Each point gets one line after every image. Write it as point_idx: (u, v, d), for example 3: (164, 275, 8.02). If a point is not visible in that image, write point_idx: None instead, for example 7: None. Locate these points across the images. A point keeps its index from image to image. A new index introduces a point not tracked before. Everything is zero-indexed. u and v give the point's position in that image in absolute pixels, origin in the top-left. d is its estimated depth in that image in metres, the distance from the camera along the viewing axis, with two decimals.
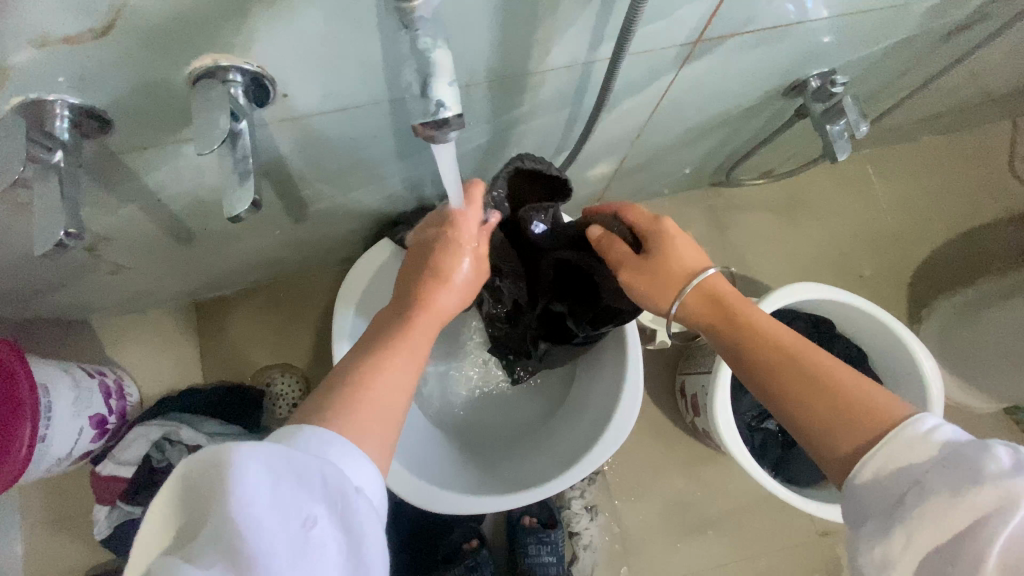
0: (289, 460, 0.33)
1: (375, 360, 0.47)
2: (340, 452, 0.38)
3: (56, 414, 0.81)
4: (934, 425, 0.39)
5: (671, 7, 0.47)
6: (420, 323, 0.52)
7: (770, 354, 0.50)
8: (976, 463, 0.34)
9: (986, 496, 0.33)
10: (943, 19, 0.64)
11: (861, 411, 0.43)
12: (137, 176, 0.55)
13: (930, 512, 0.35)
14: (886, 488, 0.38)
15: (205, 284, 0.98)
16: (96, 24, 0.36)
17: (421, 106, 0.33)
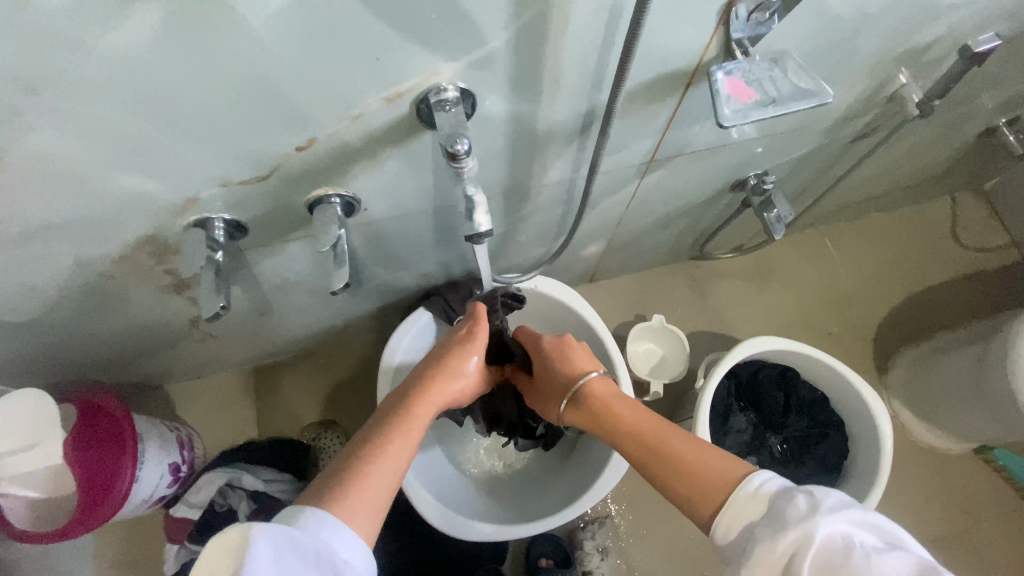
0: (288, 540, 0.44)
1: (366, 459, 0.56)
2: (331, 529, 0.47)
3: (149, 459, 0.98)
4: (763, 480, 0.50)
5: (626, 143, 0.69)
6: (418, 414, 0.64)
7: (641, 440, 0.62)
8: (788, 513, 0.46)
9: (792, 534, 0.44)
10: (842, 133, 0.85)
11: (711, 481, 0.53)
12: (249, 265, 0.76)
13: (768, 556, 0.45)
14: (738, 541, 0.49)
15: (267, 351, 1.17)
16: (260, 173, 0.57)
17: (470, 227, 0.52)
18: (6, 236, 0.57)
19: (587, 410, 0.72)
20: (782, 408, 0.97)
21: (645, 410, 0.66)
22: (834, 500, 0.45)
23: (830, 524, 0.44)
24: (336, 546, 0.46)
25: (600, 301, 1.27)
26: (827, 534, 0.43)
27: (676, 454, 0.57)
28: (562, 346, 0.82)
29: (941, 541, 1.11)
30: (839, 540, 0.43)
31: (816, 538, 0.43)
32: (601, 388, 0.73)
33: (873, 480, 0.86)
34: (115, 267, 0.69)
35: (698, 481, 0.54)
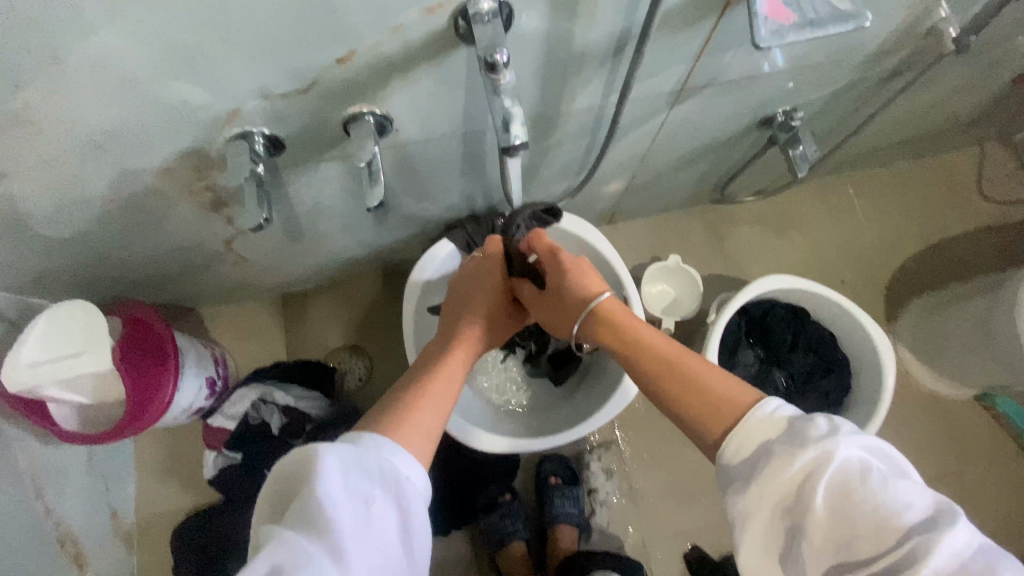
0: (352, 453, 0.47)
1: (413, 397, 0.59)
2: (392, 449, 0.50)
3: (188, 371, 1.05)
4: (777, 405, 0.51)
5: (657, 70, 0.69)
6: (456, 353, 0.69)
7: (651, 363, 0.62)
8: (807, 433, 0.47)
9: (811, 453, 0.46)
10: (876, 69, 0.84)
11: (724, 406, 0.53)
12: (284, 185, 0.78)
13: (782, 472, 0.46)
14: (746, 461, 0.50)
15: (294, 279, 1.22)
16: (301, 86, 0.59)
17: (506, 138, 0.55)
18: (63, 143, 0.60)
19: (599, 330, 0.70)
20: (789, 345, 1.00)
21: (660, 334, 0.65)
22: (854, 427, 0.47)
23: (851, 449, 0.45)
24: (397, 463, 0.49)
25: (617, 242, 1.29)
26: (846, 455, 0.45)
27: (689, 382, 0.57)
28: (574, 265, 0.79)
29: (933, 478, 1.17)
30: (857, 463, 0.45)
31: (835, 457, 0.45)
32: (613, 308, 0.71)
33: (873, 411, 0.90)
34: (160, 181, 0.72)
35: (708, 408, 0.54)
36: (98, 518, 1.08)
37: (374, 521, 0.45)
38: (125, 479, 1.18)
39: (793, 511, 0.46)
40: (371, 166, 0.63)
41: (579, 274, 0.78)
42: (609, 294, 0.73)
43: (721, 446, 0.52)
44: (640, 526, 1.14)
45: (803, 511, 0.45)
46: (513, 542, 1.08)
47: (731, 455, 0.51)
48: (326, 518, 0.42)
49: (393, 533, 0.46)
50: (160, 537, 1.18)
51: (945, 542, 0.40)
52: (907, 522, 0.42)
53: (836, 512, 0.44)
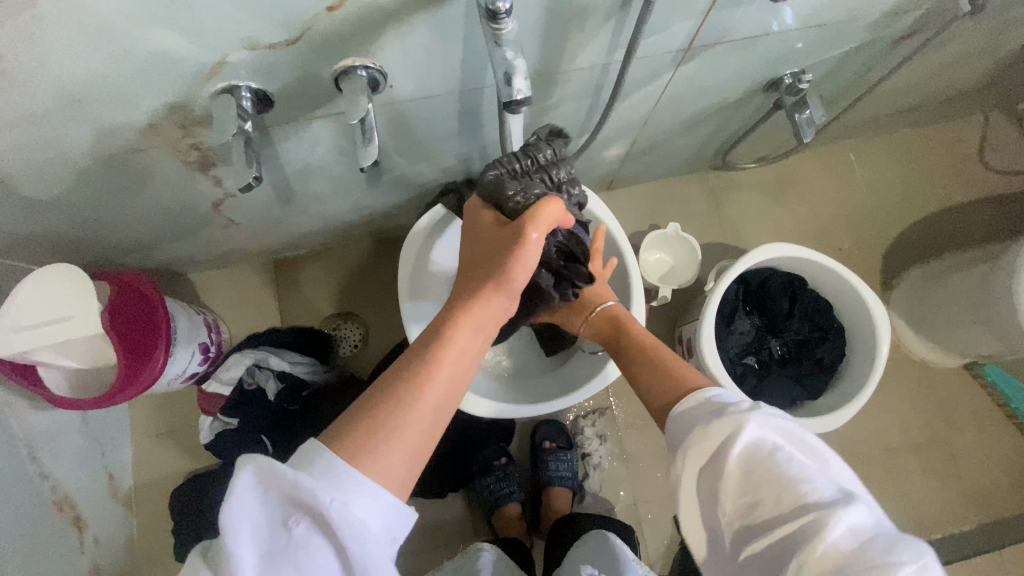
0: (271, 475, 0.41)
1: (397, 404, 0.49)
2: (330, 467, 0.43)
3: (181, 337, 1.03)
4: (717, 394, 0.55)
5: (664, 25, 0.66)
6: (460, 338, 0.55)
7: (635, 352, 0.71)
8: (731, 409, 0.51)
9: (728, 424, 0.50)
10: (888, 30, 0.81)
11: (677, 391, 0.60)
12: (273, 144, 0.75)
13: (708, 439, 0.51)
14: (681, 432, 0.54)
15: (286, 244, 1.19)
16: (290, 36, 0.56)
17: (508, 93, 0.52)
18: (37, 97, 0.57)
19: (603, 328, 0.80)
20: (786, 314, 0.99)
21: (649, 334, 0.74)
22: (773, 410, 0.51)
23: (766, 426, 0.49)
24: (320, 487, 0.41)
25: (615, 208, 1.27)
26: (757, 433, 0.49)
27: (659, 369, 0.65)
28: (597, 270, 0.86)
29: (917, 443, 1.20)
30: (767, 440, 0.48)
31: (748, 432, 0.49)
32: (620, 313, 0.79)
33: (867, 378, 0.91)
34: (143, 139, 0.69)
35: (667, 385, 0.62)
36: (95, 481, 1.08)
37: (294, 552, 0.40)
38: (121, 443, 1.18)
39: (711, 480, 0.50)
40: (363, 122, 0.60)
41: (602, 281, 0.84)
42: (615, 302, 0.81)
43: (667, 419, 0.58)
44: (631, 489, 1.17)
45: (720, 478, 0.49)
46: (509, 504, 1.10)
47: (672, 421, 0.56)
48: (227, 553, 0.39)
49: (324, 563, 0.41)
50: (158, 499, 1.19)
51: (840, 519, 0.43)
52: (808, 495, 0.45)
53: (748, 479, 0.48)
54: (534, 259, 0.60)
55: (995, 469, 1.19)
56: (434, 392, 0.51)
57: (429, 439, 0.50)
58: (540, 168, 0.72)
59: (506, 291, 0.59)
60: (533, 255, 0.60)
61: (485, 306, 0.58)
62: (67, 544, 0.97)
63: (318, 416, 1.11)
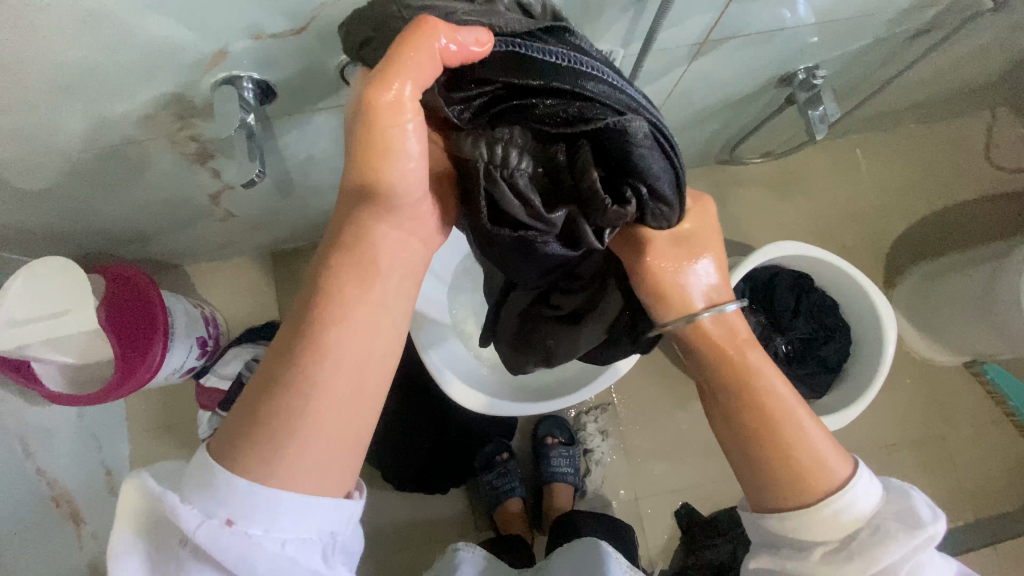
0: (144, 505, 0.41)
1: (296, 396, 0.41)
2: (201, 489, 0.40)
3: (178, 332, 1.01)
4: (872, 488, 0.52)
5: (682, 17, 0.64)
6: (355, 284, 0.45)
7: (757, 405, 0.54)
8: (912, 526, 0.49)
9: (915, 539, 0.49)
10: (905, 25, 0.79)
11: (812, 478, 0.52)
12: (275, 137, 0.73)
13: (876, 555, 0.49)
14: (835, 532, 0.51)
15: (285, 236, 1.17)
16: (297, 26, 0.53)
17: None
18: (30, 87, 0.54)
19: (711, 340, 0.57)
20: (791, 312, 0.99)
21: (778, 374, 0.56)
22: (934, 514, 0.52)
23: (937, 538, 0.50)
24: (191, 510, 0.40)
25: None
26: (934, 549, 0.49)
27: (787, 426, 0.53)
28: (707, 226, 0.59)
29: (915, 440, 1.21)
30: (935, 555, 0.50)
31: (927, 550, 0.49)
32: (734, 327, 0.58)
33: (871, 379, 0.91)
34: (140, 130, 0.66)
35: (802, 471, 0.52)
36: (93, 476, 1.07)
37: None
38: (118, 437, 1.17)
39: None
40: None
41: (713, 234, 0.60)
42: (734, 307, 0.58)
43: (807, 515, 0.52)
44: (632, 486, 1.17)
45: None
46: (510, 500, 1.10)
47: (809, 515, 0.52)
48: None
49: None
50: None
51: None
52: None
53: None
54: (417, 147, 0.45)
55: (991, 465, 1.20)
56: (337, 373, 0.42)
57: (359, 415, 0.44)
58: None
59: (393, 208, 0.47)
60: (414, 143, 0.44)
61: (373, 243, 0.46)
62: (65, 539, 0.96)
63: None
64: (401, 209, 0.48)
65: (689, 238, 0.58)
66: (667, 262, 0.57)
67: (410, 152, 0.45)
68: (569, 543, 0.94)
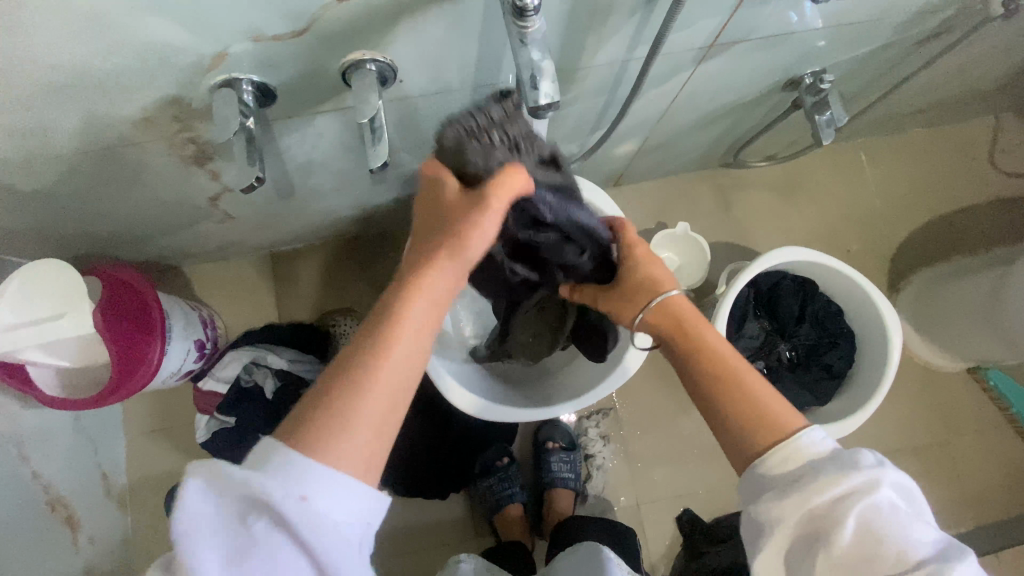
0: (218, 475, 0.39)
1: (350, 395, 0.44)
2: (283, 465, 0.40)
3: (176, 334, 1.00)
4: (822, 436, 0.50)
5: (692, 20, 0.63)
6: (417, 311, 0.49)
7: (711, 368, 0.58)
8: (854, 462, 0.47)
9: (856, 479, 0.46)
10: (915, 29, 0.78)
11: (769, 423, 0.53)
12: (274, 139, 0.72)
13: (820, 492, 0.46)
14: (783, 476, 0.50)
15: (284, 237, 1.16)
16: (297, 28, 0.52)
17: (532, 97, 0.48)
18: (25, 89, 0.53)
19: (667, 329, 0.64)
20: (796, 318, 0.98)
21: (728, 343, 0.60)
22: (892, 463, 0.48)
23: (888, 483, 0.46)
24: (277, 482, 0.39)
25: (623, 205, 1.24)
26: (883, 492, 0.46)
27: (739, 382, 0.56)
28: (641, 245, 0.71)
29: (918, 445, 1.20)
30: (890, 499, 0.45)
31: (874, 491, 0.45)
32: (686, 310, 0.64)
33: (878, 386, 0.90)
34: (137, 131, 0.65)
35: (757, 411, 0.54)
36: (88, 480, 1.06)
37: (256, 548, 0.39)
38: (114, 440, 1.15)
39: (818, 529, 0.46)
40: (372, 122, 0.57)
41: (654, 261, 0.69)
42: (677, 291, 0.66)
43: (761, 460, 0.52)
44: (633, 491, 1.16)
45: (831, 529, 0.46)
46: (510, 506, 1.09)
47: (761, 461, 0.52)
48: (184, 557, 0.38)
49: (291, 558, 0.39)
50: (153, 497, 1.17)
51: None
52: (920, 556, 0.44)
53: (862, 535, 0.45)
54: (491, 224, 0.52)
55: (994, 471, 1.20)
56: (385, 389, 0.46)
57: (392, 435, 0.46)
58: (492, 128, 0.57)
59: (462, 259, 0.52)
60: (489, 224, 0.52)
61: (440, 279, 0.51)
62: (59, 545, 0.95)
63: None
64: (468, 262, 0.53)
65: (631, 259, 0.69)
66: (629, 290, 0.68)
67: (485, 227, 0.51)
68: (567, 549, 0.93)
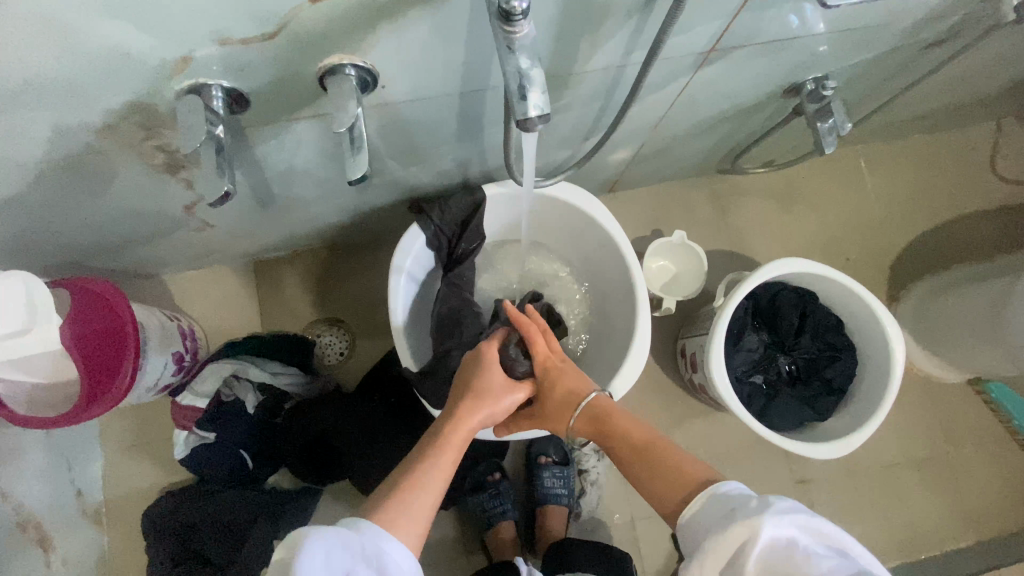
0: (334, 535, 0.48)
1: (405, 491, 0.58)
2: (376, 532, 0.51)
3: (152, 347, 0.95)
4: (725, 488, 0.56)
5: (691, 25, 0.60)
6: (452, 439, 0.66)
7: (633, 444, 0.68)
8: (743, 509, 0.51)
9: (743, 528, 0.50)
10: (921, 35, 0.76)
11: (681, 480, 0.61)
12: (250, 147, 0.68)
13: (718, 544, 0.51)
14: (695, 532, 0.55)
15: (268, 245, 1.11)
16: (268, 31, 0.48)
17: (521, 108, 0.44)
18: None
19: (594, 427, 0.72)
20: (796, 331, 0.95)
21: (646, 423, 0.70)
22: (785, 503, 0.50)
23: (776, 525, 0.48)
24: (382, 541, 0.50)
25: (618, 212, 1.21)
26: (772, 535, 0.48)
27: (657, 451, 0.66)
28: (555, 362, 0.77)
29: (918, 458, 1.18)
30: (782, 540, 0.48)
31: (761, 537, 0.48)
32: (600, 412, 0.72)
33: (879, 402, 0.87)
34: (102, 140, 0.61)
35: (670, 482, 0.62)
36: (62, 499, 1.01)
37: None
38: (90, 456, 1.11)
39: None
40: (352, 132, 0.53)
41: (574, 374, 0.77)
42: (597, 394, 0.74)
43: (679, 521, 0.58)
44: (628, 507, 1.13)
45: None
46: (502, 524, 1.06)
47: (685, 521, 0.57)
48: None
49: None
50: (131, 515, 1.12)
51: None
52: None
53: None
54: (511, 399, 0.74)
55: (995, 484, 1.18)
56: (427, 489, 0.59)
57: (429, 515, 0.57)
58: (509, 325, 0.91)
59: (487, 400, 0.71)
60: (510, 399, 0.74)
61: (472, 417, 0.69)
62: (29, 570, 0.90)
63: (294, 435, 1.04)
64: (493, 404, 0.72)
65: (548, 378, 0.76)
66: (554, 406, 0.75)
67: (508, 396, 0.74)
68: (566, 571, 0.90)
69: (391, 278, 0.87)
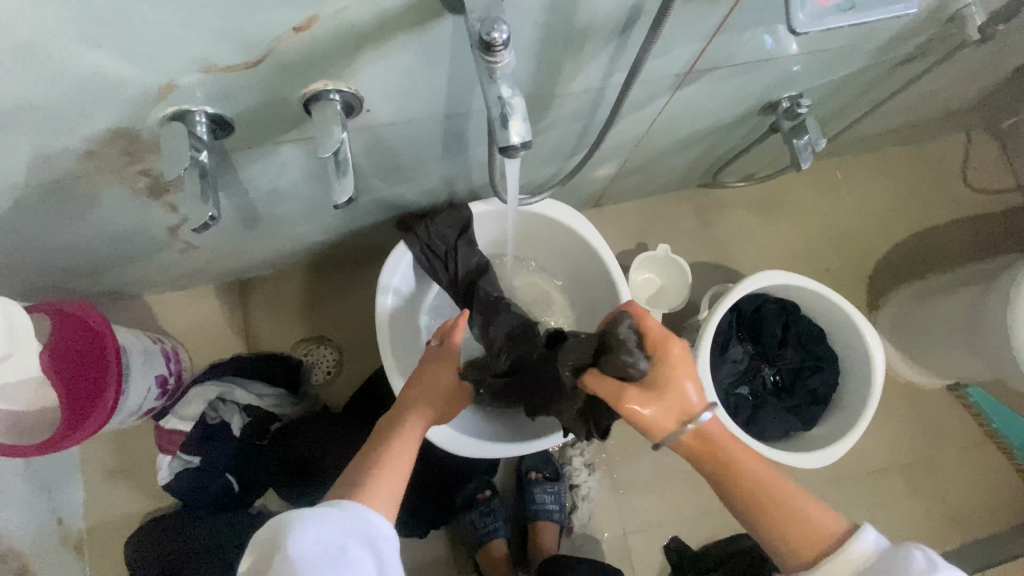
0: (322, 513, 0.48)
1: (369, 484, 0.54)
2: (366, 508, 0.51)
3: (134, 371, 0.94)
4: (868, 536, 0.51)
5: (669, 48, 0.61)
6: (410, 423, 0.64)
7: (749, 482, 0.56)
8: (900, 567, 0.47)
9: None
10: (890, 54, 0.78)
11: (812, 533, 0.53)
12: (234, 170, 0.68)
13: None
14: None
15: (253, 264, 1.11)
16: (251, 58, 0.49)
17: (502, 135, 0.45)
18: None
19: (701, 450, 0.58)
20: (779, 341, 0.97)
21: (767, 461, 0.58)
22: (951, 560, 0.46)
23: None
24: (372, 514, 0.51)
25: (604, 227, 1.22)
26: None
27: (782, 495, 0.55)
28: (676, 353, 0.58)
29: (903, 465, 1.19)
30: None
31: None
32: (715, 432, 0.57)
33: (862, 411, 0.88)
34: (84, 165, 0.61)
35: (799, 530, 0.53)
36: (42, 528, 0.99)
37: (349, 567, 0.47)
38: (70, 483, 1.08)
39: None
40: (337, 154, 0.54)
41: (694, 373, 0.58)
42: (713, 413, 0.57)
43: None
44: (619, 522, 1.12)
45: None
46: (493, 543, 1.06)
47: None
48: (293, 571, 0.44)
49: None
50: (113, 544, 1.09)
51: None
52: None
53: None
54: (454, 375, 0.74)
55: (978, 489, 1.20)
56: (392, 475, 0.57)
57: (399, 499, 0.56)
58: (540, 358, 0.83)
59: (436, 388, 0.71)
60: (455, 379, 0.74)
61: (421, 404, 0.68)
62: None
63: (285, 454, 1.03)
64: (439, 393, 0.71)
65: (665, 369, 0.57)
66: (663, 412, 0.57)
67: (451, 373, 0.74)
68: None
69: (377, 297, 0.88)
